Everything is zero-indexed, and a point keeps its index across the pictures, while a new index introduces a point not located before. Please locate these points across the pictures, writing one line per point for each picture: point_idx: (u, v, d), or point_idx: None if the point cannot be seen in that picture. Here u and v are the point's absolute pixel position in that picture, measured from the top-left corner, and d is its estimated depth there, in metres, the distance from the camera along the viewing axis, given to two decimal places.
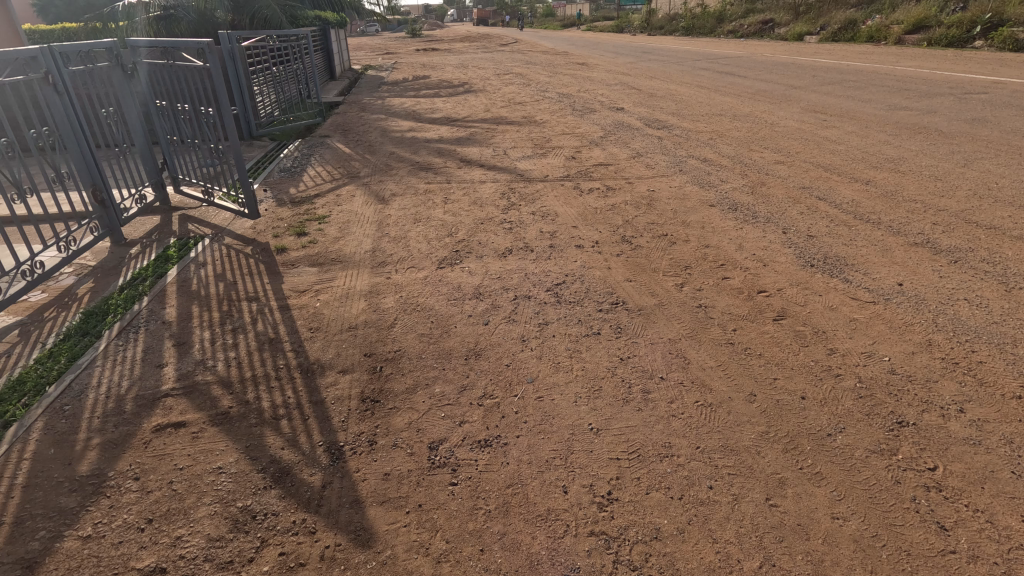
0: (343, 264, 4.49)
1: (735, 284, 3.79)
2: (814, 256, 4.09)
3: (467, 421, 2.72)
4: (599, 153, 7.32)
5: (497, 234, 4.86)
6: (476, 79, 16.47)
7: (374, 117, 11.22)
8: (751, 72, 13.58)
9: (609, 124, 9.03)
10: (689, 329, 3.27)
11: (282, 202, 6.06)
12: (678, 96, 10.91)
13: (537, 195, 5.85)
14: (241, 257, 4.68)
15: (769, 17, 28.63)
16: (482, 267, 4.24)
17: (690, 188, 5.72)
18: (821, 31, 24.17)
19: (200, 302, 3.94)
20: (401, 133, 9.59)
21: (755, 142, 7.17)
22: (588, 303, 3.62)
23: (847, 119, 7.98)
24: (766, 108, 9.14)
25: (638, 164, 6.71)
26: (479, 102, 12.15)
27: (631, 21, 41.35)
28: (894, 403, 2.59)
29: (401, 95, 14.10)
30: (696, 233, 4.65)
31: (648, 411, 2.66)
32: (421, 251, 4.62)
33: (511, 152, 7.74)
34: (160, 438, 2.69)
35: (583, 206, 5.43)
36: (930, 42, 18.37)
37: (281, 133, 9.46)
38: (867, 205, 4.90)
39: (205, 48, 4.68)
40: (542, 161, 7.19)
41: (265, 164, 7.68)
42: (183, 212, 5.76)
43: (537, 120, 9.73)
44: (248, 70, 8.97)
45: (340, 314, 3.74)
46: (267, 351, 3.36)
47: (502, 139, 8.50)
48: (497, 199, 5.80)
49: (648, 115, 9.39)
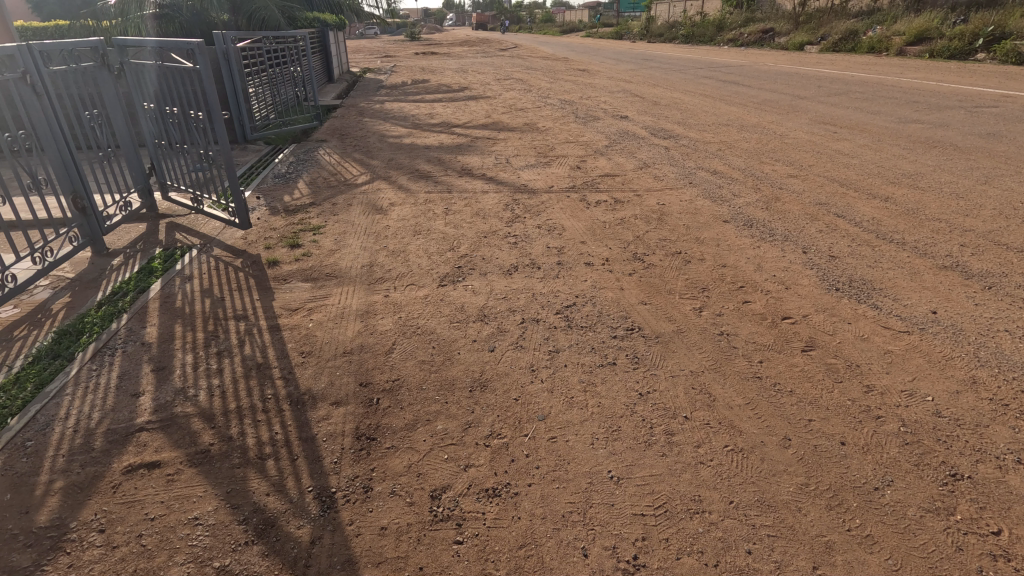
0: (338, 280, 4.23)
1: (757, 308, 3.56)
2: (838, 279, 3.86)
3: (473, 465, 2.46)
4: (605, 163, 7.10)
5: (501, 249, 4.63)
6: (476, 84, 16.27)
7: (373, 121, 10.98)
8: (755, 81, 13.44)
9: (613, 132, 8.82)
10: (711, 360, 3.03)
11: (275, 211, 5.79)
12: (682, 105, 10.71)
13: (543, 207, 5.61)
14: (230, 271, 4.42)
15: (769, 26, 28.64)
16: (487, 286, 3.99)
17: (701, 202, 5.50)
18: (821, 41, 24.16)
19: (183, 320, 3.67)
20: (401, 138, 9.35)
21: (765, 154, 6.97)
22: (601, 328, 3.38)
23: (858, 131, 7.80)
24: (774, 119, 8.96)
25: (645, 175, 6.50)
26: (480, 107, 11.94)
27: (630, 28, 41.36)
28: (945, 452, 2.35)
29: (400, 99, 13.88)
30: (712, 251, 4.43)
31: (673, 457, 2.41)
32: (422, 267, 4.37)
33: (514, 160, 7.52)
34: (130, 481, 2.41)
35: (591, 219, 5.20)
36: (932, 54, 18.31)
37: (277, 137, 9.19)
38: (888, 224, 4.68)
39: (194, 48, 4.40)
40: (546, 170, 6.97)
41: (259, 170, 7.42)
42: (171, 220, 5.48)
43: (539, 128, 9.52)
44: (242, 72, 8.70)
45: (334, 336, 3.48)
46: (254, 378, 3.09)
47: (504, 146, 8.28)
48: (500, 211, 5.56)
49: (653, 124, 9.19)
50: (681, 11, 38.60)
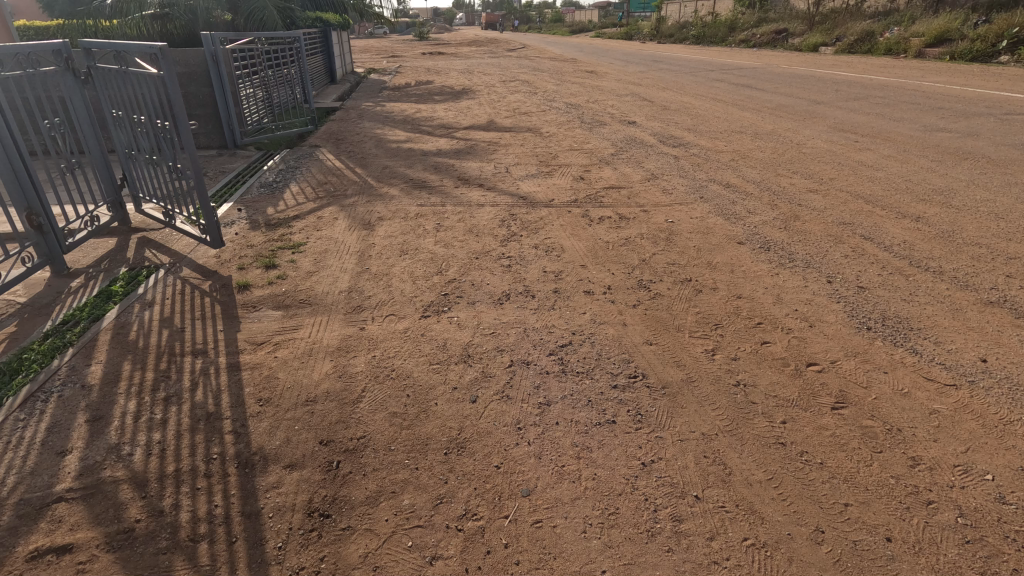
0: (311, 309, 3.84)
1: (777, 351, 3.13)
2: (869, 315, 3.43)
3: (441, 556, 2.06)
4: (611, 174, 6.66)
5: (493, 273, 4.22)
6: (480, 85, 15.86)
7: (370, 125, 10.60)
8: (769, 85, 12.95)
9: (620, 140, 8.38)
10: (727, 420, 2.61)
11: (255, 226, 5.42)
12: (693, 110, 10.25)
13: (541, 223, 5.20)
14: (196, 296, 4.04)
15: (782, 27, 28.03)
16: (474, 319, 3.59)
17: (713, 219, 5.08)
18: (837, 42, 23.56)
19: (133, 357, 3.29)
20: (398, 144, 8.96)
21: (782, 166, 6.53)
22: (599, 375, 2.96)
23: (881, 140, 7.33)
24: (790, 125, 8.50)
25: (653, 187, 6.08)
26: (482, 111, 11.54)
27: (640, 28, 40.81)
28: (1016, 555, 1.92)
29: (402, 102, 13.51)
30: (725, 278, 4.00)
31: (680, 554, 1.99)
32: (405, 293, 3.98)
33: (514, 169, 7.10)
34: (33, 572, 2.03)
35: (593, 239, 4.79)
36: (953, 56, 17.71)
37: (270, 142, 8.84)
38: (922, 248, 4.23)
39: (157, 52, 4.02)
40: (548, 181, 6.55)
41: (245, 178, 7.06)
42: (144, 235, 5.12)
43: (543, 133, 9.10)
44: (233, 74, 8.35)
45: (298, 379, 3.09)
46: (201, 433, 2.70)
47: (504, 153, 7.87)
48: (496, 227, 5.16)
49: (662, 131, 8.75)
50: (691, 11, 38.01)
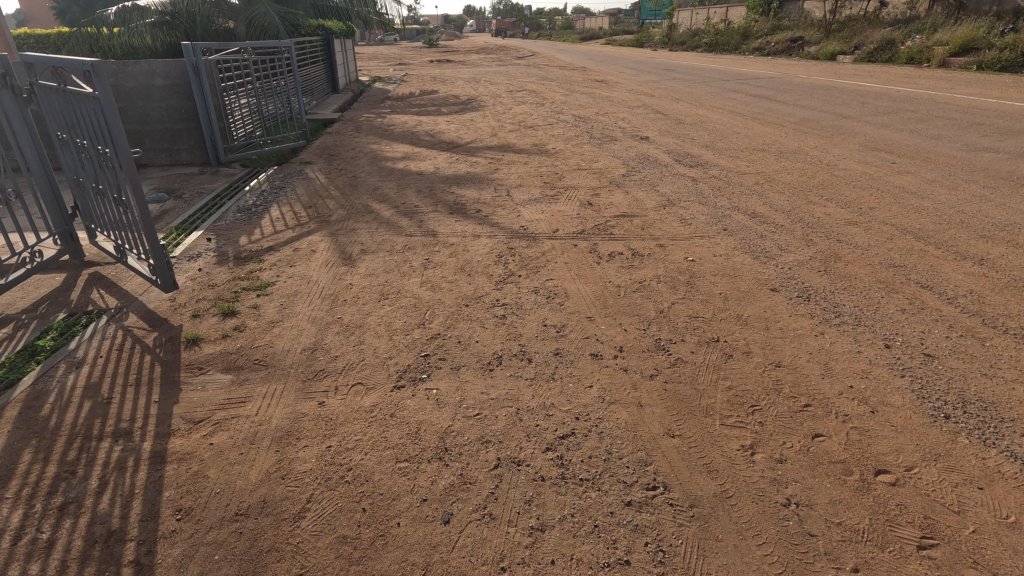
0: (266, 374, 3.23)
1: (835, 451, 2.47)
2: (945, 397, 2.77)
3: None
4: (622, 199, 6.04)
5: (483, 327, 3.60)
6: (486, 96, 15.31)
7: (368, 139, 10.06)
8: (788, 96, 12.31)
9: (632, 158, 7.75)
10: (779, 566, 1.96)
11: (223, 260, 4.85)
12: (709, 125, 9.61)
13: (543, 260, 4.58)
14: (136, 352, 3.46)
15: (798, 35, 27.34)
16: (457, 392, 2.97)
17: (740, 258, 4.43)
18: (855, 50, 22.84)
19: (38, 443, 2.70)
20: (395, 161, 8.40)
21: (813, 191, 5.88)
22: (608, 485, 2.32)
23: (921, 161, 6.66)
24: (817, 143, 7.85)
25: (669, 216, 5.45)
26: (486, 124, 10.97)
27: (651, 36, 40.23)
28: None
29: (403, 113, 12.99)
30: (759, 338, 3.36)
31: None
32: (379, 353, 3.36)
33: (516, 192, 6.50)
34: None
35: (601, 282, 4.16)
36: (980, 65, 16.94)
37: (257, 159, 8.30)
38: (994, 302, 3.57)
39: (90, 69, 3.43)
40: (552, 206, 5.94)
41: (224, 200, 6.50)
42: (96, 271, 4.56)
43: (549, 150, 8.51)
44: (218, 86, 7.83)
45: (231, 478, 2.47)
46: (92, 564, 2.10)
47: (506, 173, 7.27)
48: (491, 265, 4.55)
49: (677, 148, 8.12)
50: (703, 19, 37.41)
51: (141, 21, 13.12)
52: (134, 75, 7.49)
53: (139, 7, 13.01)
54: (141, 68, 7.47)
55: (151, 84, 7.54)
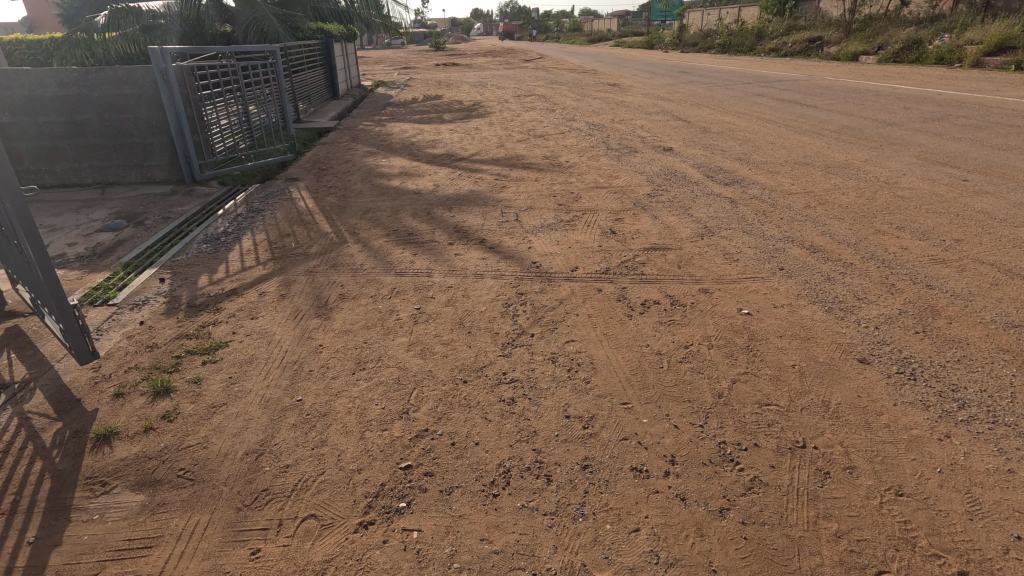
0: (188, 496, 2.37)
1: None
2: None
3: None
4: (650, 227, 5.17)
5: (486, 418, 2.73)
6: (492, 101, 14.46)
7: (364, 151, 9.24)
8: (820, 100, 11.38)
9: (656, 173, 6.87)
10: None
11: (173, 308, 4.01)
12: (739, 133, 8.70)
13: (561, 311, 3.71)
14: (25, 455, 2.61)
15: (817, 35, 26.30)
16: (448, 539, 2.10)
17: (808, 311, 3.54)
18: (879, 51, 21.82)
19: None
20: (391, 177, 7.57)
21: (877, 217, 4.98)
22: None
23: (997, 179, 5.74)
24: (867, 156, 6.93)
25: (710, 251, 4.56)
26: (493, 132, 10.13)
27: (662, 37, 39.30)
28: None
29: (405, 120, 12.18)
30: (863, 444, 2.46)
31: None
32: (345, 463, 2.49)
33: (525, 216, 5.65)
34: None
35: (636, 346, 3.27)
36: (1019, 65, 15.89)
37: (238, 175, 7.48)
38: None
39: None
40: (569, 235, 5.08)
41: (192, 226, 5.68)
42: (13, 326, 3.73)
43: (562, 164, 7.66)
44: (193, 94, 7.00)
45: None
46: None
47: (515, 193, 6.43)
48: (497, 317, 3.68)
49: (707, 161, 7.24)
50: (715, 20, 36.44)
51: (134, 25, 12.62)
52: (98, 84, 6.68)
53: (135, 12, 12.53)
54: (106, 76, 6.67)
55: (118, 93, 6.73)
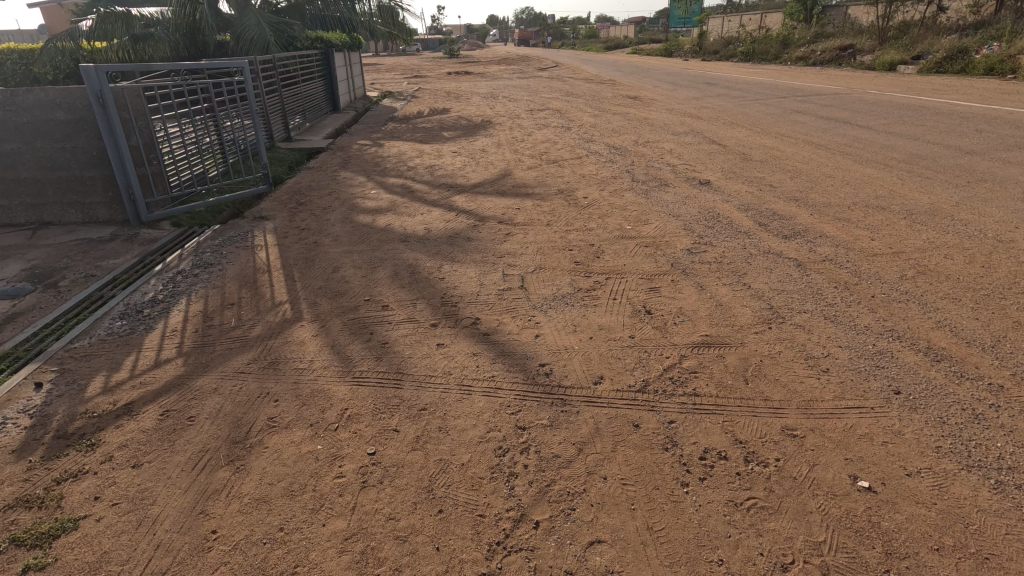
0: None
1: None
2: None
3: None
4: (697, 305, 3.94)
5: None
6: (502, 116, 13.31)
7: (353, 179, 8.11)
8: (873, 119, 10.06)
9: (694, 217, 5.66)
10: None
11: (32, 441, 2.86)
12: (786, 162, 7.45)
13: (581, 473, 2.48)
14: None
15: (849, 42, 24.85)
16: None
17: (967, 489, 2.28)
18: (919, 61, 20.36)
19: None
20: (378, 214, 6.41)
21: (1006, 298, 3.70)
22: None
23: None
24: (957, 198, 5.63)
25: (786, 353, 3.30)
26: (501, 156, 8.96)
27: (681, 45, 37.99)
28: None
29: (406, 139, 11.07)
30: None
31: None
32: None
33: (533, 280, 4.45)
34: None
35: (704, 566, 2.04)
36: None
37: (197, 214, 6.35)
38: None
39: None
40: (590, 315, 3.86)
41: (116, 289, 4.55)
42: None
43: (580, 200, 6.47)
44: (143, 120, 5.87)
45: None
46: None
47: (521, 243, 5.24)
48: (486, 481, 2.47)
49: (754, 201, 6.01)
50: (737, 27, 35.13)
51: (121, 33, 11.52)
52: (26, 107, 5.62)
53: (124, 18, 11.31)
54: (36, 98, 5.60)
55: (51, 119, 5.67)
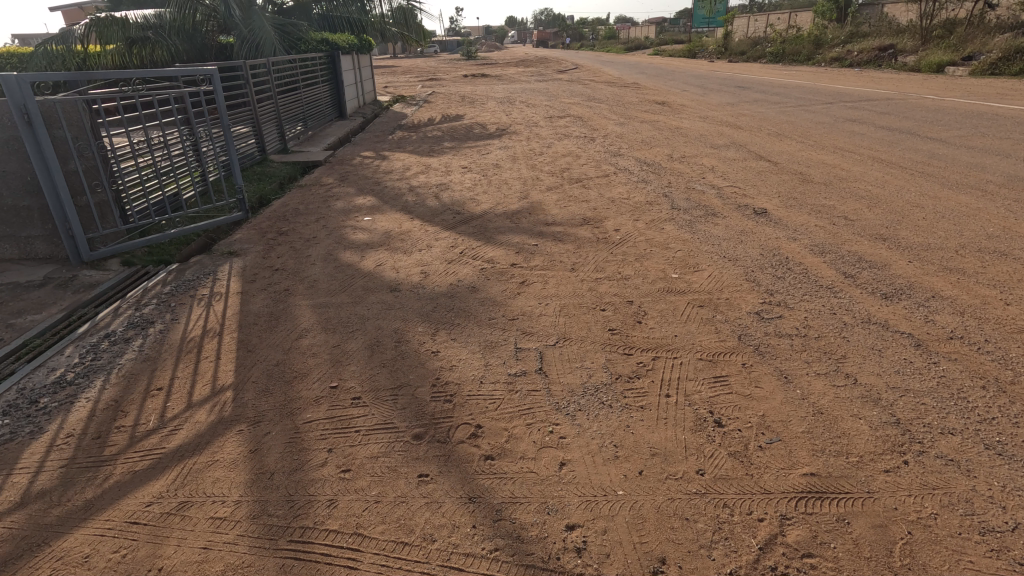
0: None
1: None
2: None
3: None
4: (788, 412, 2.80)
5: None
6: (519, 124, 12.22)
7: (347, 200, 7.09)
8: (944, 130, 8.76)
9: (756, 262, 4.51)
10: None
11: None
12: (855, 185, 6.24)
13: None
14: None
15: (888, 42, 23.29)
16: None
17: None
18: (969, 61, 18.82)
19: None
20: (368, 250, 5.36)
21: None
22: None
23: None
24: None
25: (947, 520, 2.16)
26: (517, 173, 7.87)
27: (705, 45, 36.55)
28: None
29: (413, 151, 10.05)
30: None
31: None
32: None
33: (556, 360, 3.35)
34: None
35: None
36: None
37: (154, 251, 5.37)
38: None
39: None
40: (636, 427, 2.75)
41: (18, 363, 3.55)
42: None
43: (610, 234, 5.35)
44: (88, 140, 4.90)
45: None
46: None
47: (539, 298, 4.14)
48: None
49: (829, 239, 4.83)
50: (764, 26, 33.62)
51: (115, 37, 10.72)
52: None
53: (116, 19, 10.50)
54: None
55: None
